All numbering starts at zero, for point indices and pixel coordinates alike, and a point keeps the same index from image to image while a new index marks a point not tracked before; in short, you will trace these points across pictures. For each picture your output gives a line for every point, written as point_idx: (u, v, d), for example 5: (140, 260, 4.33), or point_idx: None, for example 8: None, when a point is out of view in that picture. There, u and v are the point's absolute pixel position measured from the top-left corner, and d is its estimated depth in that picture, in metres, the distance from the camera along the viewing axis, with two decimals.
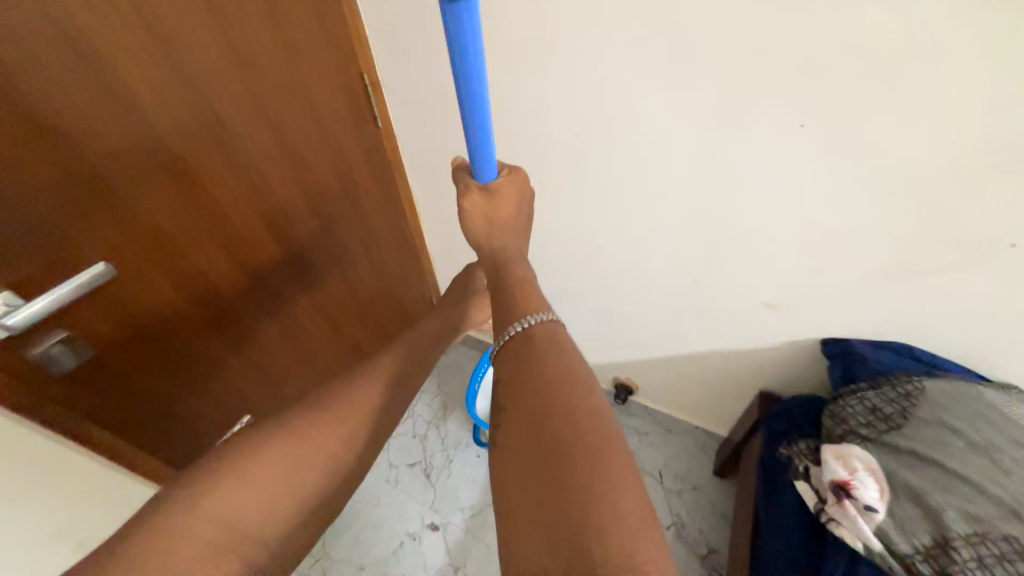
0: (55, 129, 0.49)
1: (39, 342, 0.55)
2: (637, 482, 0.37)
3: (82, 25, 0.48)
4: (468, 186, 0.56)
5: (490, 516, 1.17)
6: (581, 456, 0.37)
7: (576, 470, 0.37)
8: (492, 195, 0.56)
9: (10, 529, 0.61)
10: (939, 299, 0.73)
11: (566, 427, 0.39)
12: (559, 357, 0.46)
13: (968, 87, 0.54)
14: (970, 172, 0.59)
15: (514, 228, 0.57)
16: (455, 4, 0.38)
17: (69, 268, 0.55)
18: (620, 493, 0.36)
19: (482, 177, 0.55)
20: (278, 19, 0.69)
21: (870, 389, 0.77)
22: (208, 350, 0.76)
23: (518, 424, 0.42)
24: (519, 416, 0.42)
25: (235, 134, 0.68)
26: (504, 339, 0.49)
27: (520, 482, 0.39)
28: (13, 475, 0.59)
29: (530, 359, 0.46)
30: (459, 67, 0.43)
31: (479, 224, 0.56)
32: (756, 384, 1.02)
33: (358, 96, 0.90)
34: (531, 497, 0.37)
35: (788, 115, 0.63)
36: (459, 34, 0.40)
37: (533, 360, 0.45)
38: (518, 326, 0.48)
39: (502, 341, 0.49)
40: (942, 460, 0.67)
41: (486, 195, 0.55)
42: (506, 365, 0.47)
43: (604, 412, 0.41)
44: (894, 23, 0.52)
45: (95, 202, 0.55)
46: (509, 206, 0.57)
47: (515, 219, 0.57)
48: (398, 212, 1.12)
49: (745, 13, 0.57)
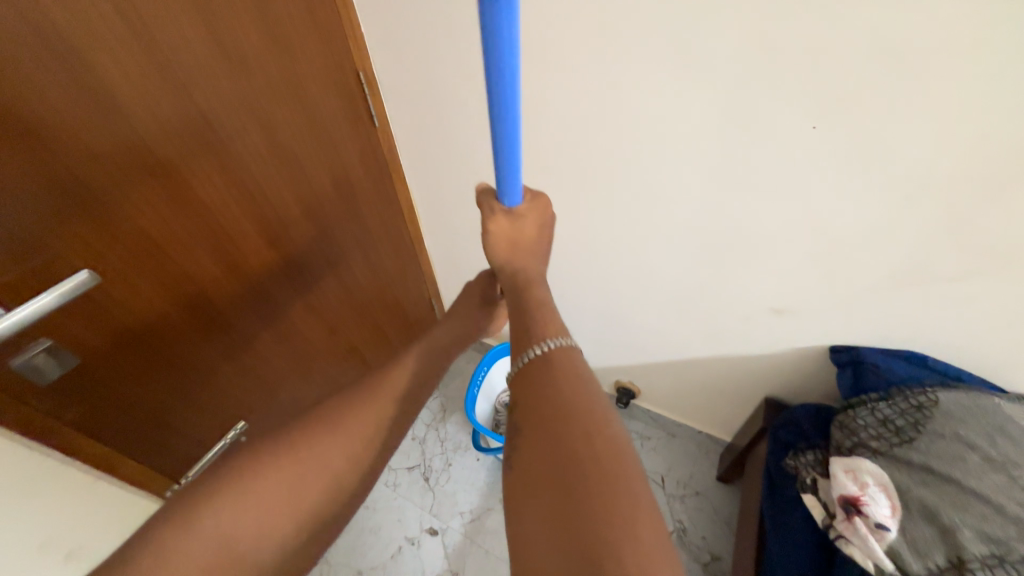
0: (35, 134, 0.47)
1: (21, 352, 0.53)
2: (643, 506, 0.35)
3: (60, 25, 0.46)
4: (493, 210, 0.53)
5: (490, 521, 1.15)
6: (602, 492, 0.35)
7: (595, 507, 0.34)
8: (516, 218, 0.54)
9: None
10: (955, 308, 0.70)
11: (586, 459, 0.37)
12: (578, 385, 0.43)
13: (993, 87, 0.51)
14: (992, 177, 0.57)
15: (537, 251, 0.56)
16: (499, 36, 0.35)
17: (52, 277, 0.53)
18: (637, 535, 0.33)
19: (507, 203, 0.53)
20: (268, 16, 0.66)
21: (880, 400, 0.74)
22: (201, 357, 0.74)
23: (534, 454, 0.39)
24: (535, 444, 0.40)
25: (225, 136, 0.66)
26: (522, 362, 0.46)
27: (534, 517, 0.36)
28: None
29: (548, 385, 0.43)
30: (496, 98, 0.40)
31: (502, 249, 0.55)
32: (761, 390, 1.00)
33: (355, 95, 0.87)
34: (545, 535, 0.35)
35: (801, 115, 0.60)
36: (500, 64, 0.37)
37: (547, 386, 0.43)
38: (538, 349, 0.46)
39: (520, 364, 0.47)
40: (957, 477, 0.64)
41: (510, 221, 0.54)
42: (518, 393, 0.45)
43: (626, 449, 0.39)
44: (916, 18, 0.49)
45: (76, 208, 0.53)
46: (532, 229, 0.55)
47: (538, 242, 0.56)
48: (396, 213, 1.10)
49: (756, 7, 0.55)
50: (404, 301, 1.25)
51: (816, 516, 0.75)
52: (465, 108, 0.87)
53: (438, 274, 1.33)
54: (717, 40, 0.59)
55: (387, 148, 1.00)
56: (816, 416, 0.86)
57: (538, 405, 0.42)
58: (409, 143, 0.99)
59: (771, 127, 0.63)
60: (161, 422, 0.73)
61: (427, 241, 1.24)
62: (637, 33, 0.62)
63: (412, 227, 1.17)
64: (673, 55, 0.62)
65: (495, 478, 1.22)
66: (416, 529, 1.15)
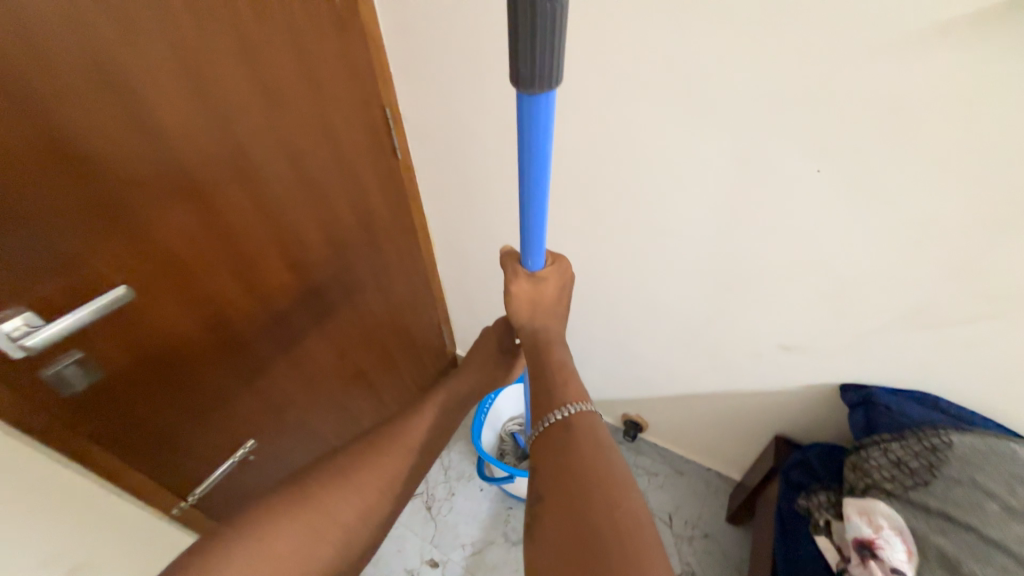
0: (86, 157, 0.52)
1: (52, 363, 0.55)
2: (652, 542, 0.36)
3: (121, 62, 0.52)
4: (517, 272, 0.60)
5: (492, 555, 1.12)
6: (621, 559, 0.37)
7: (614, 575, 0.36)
8: (538, 281, 0.60)
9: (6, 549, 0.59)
10: (964, 350, 0.70)
11: (605, 526, 0.39)
12: (596, 453, 0.46)
13: (988, 138, 0.53)
14: (992, 223, 0.58)
15: (556, 312, 0.61)
16: (533, 131, 0.41)
17: (91, 290, 0.57)
18: None
19: (531, 266, 0.59)
20: (307, 58, 0.72)
21: (893, 441, 0.73)
22: (219, 375, 0.76)
23: (556, 521, 0.42)
24: (557, 510, 0.42)
25: (259, 164, 0.71)
26: (543, 426, 0.50)
27: None
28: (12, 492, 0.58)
29: (568, 450, 0.46)
30: (527, 176, 0.46)
31: (524, 309, 0.60)
32: (771, 428, 0.99)
33: (380, 130, 0.93)
34: None
35: (805, 159, 0.63)
36: (532, 151, 0.43)
37: (568, 452, 0.46)
38: (558, 414, 0.49)
39: (541, 429, 0.50)
40: (975, 524, 0.63)
41: (532, 282, 0.60)
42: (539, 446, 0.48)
43: (644, 515, 0.41)
44: (910, 74, 0.53)
45: (116, 226, 0.57)
46: (552, 290, 0.61)
47: (558, 303, 0.62)
48: (413, 241, 1.14)
49: (761, 60, 0.59)
50: (415, 327, 1.27)
51: (830, 561, 0.72)
52: (483, 144, 0.91)
53: (449, 301, 1.35)
54: (724, 89, 0.63)
55: (408, 178, 1.04)
56: (828, 457, 0.85)
57: (557, 467, 0.45)
58: (429, 175, 1.04)
59: (777, 168, 0.66)
60: (175, 440, 0.74)
61: (440, 268, 1.27)
62: (650, 80, 0.67)
63: (427, 254, 1.21)
64: (684, 100, 0.66)
65: (498, 510, 1.19)
66: (416, 561, 1.12)
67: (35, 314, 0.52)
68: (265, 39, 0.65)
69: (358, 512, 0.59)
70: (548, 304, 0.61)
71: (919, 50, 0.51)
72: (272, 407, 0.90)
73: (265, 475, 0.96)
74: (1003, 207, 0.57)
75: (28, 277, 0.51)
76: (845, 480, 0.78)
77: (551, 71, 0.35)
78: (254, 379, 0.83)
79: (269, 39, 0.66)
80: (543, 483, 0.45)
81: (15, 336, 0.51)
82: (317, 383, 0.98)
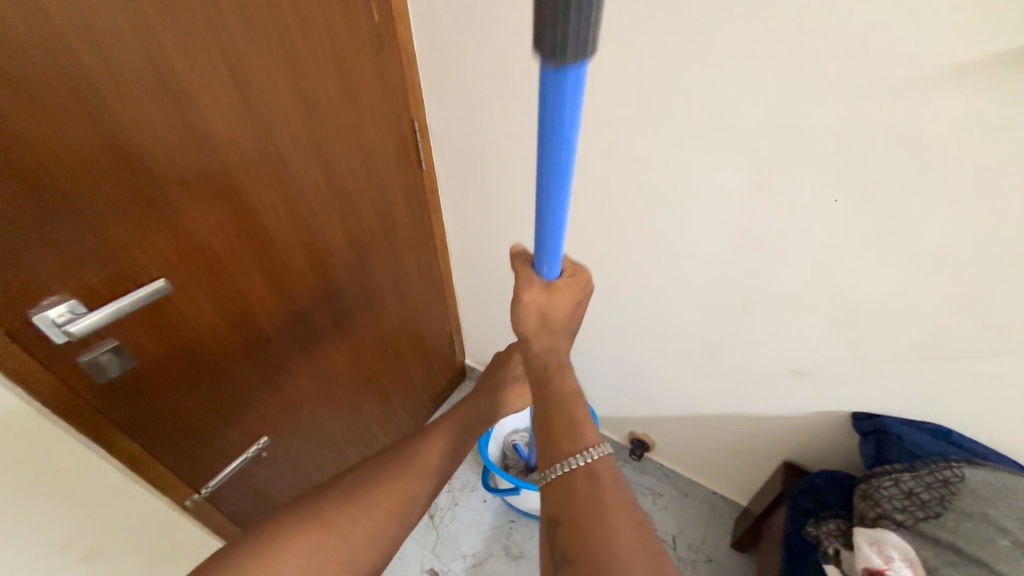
0: (139, 156, 0.56)
1: (90, 349, 0.58)
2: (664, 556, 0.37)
3: (178, 71, 0.56)
4: (531, 281, 0.57)
5: (492, 568, 1.11)
6: None
7: None
8: (552, 293, 0.57)
9: (28, 531, 0.61)
10: (978, 384, 0.70)
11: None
12: (620, 506, 0.47)
13: (1001, 177, 0.55)
14: (1007, 260, 0.60)
15: (567, 326, 0.59)
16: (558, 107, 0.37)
17: (132, 283, 0.59)
18: None
19: (546, 273, 0.57)
20: (345, 72, 0.76)
21: (904, 471, 0.73)
22: (241, 370, 0.78)
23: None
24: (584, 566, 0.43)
25: (294, 170, 0.74)
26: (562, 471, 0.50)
27: None
28: (41, 477, 0.60)
29: (594, 502, 0.47)
30: (547, 166, 0.43)
31: (533, 322, 0.57)
32: (780, 454, 0.98)
33: (408, 141, 0.96)
34: None
35: (822, 188, 0.65)
36: (557, 142, 0.40)
37: (595, 504, 0.47)
38: (579, 460, 0.49)
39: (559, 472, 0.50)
40: (987, 560, 0.63)
41: (546, 292, 0.57)
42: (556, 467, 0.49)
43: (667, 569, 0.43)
44: (926, 112, 0.55)
45: (160, 221, 0.60)
46: (566, 307, 0.58)
47: (569, 318, 0.59)
48: (431, 250, 1.16)
49: (780, 93, 0.61)
50: (428, 335, 1.29)
51: None
52: (506, 159, 0.94)
53: (462, 310, 1.37)
54: (746, 118, 0.65)
55: (430, 189, 1.07)
56: (838, 484, 0.84)
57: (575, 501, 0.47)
58: (451, 187, 1.07)
59: (796, 196, 0.68)
60: (194, 433, 0.75)
61: (455, 277, 1.29)
62: (673, 106, 0.69)
63: (443, 264, 1.23)
64: (706, 127, 0.69)
65: (500, 523, 1.19)
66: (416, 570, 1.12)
67: (79, 303, 0.55)
68: (308, 52, 0.69)
69: (372, 513, 0.60)
70: (557, 320, 0.58)
71: (935, 91, 0.54)
72: (286, 406, 0.91)
73: (276, 474, 0.97)
74: (1017, 244, 0.58)
75: (76, 266, 0.54)
76: (856, 509, 0.78)
77: (586, 32, 0.31)
78: (273, 376, 0.85)
79: (312, 53, 0.70)
80: (555, 520, 0.48)
81: (60, 321, 0.54)
82: (331, 385, 1.00)
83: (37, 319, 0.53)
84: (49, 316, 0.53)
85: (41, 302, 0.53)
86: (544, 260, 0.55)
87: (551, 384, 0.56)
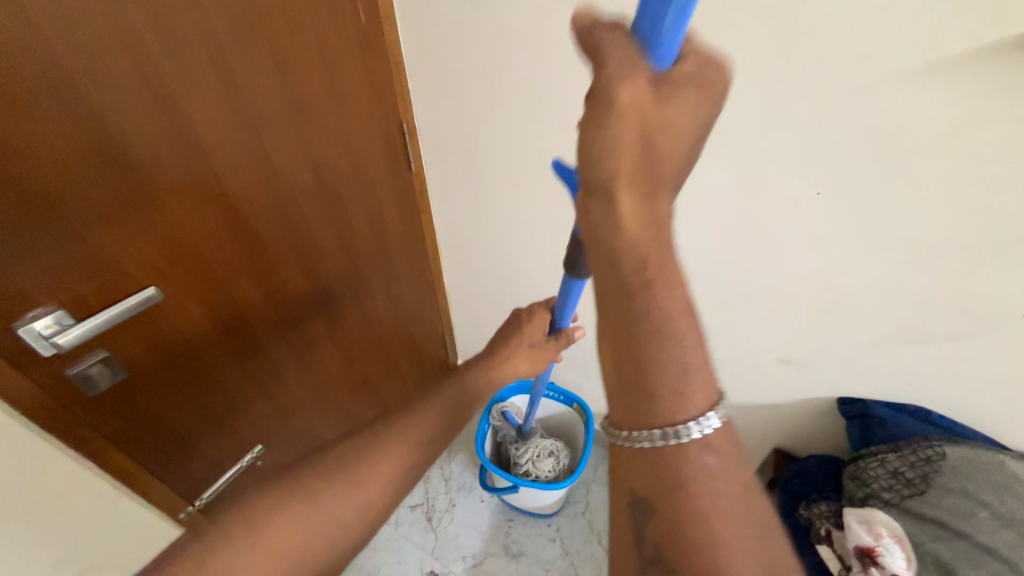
0: (127, 162, 0.55)
1: (79, 362, 0.56)
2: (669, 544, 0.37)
3: (165, 75, 0.55)
4: (637, 68, 0.36)
5: (493, 567, 1.12)
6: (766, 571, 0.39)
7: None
8: (666, 97, 0.36)
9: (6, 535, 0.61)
10: (955, 366, 0.74)
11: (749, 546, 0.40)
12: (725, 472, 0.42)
13: (972, 168, 0.58)
14: (978, 246, 0.63)
15: (679, 158, 0.38)
16: None
17: (120, 292, 0.58)
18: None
19: (656, 56, 0.36)
20: (332, 73, 0.75)
21: (890, 452, 0.77)
22: (233, 378, 0.77)
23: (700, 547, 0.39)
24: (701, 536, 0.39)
25: (283, 173, 0.73)
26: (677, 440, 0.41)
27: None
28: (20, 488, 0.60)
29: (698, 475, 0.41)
30: None
31: (635, 138, 0.36)
32: (769, 440, 1.01)
33: (397, 142, 0.95)
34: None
35: (804, 182, 0.68)
36: None
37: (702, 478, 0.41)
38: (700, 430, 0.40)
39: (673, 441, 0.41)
40: (968, 532, 0.67)
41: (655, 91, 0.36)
42: None
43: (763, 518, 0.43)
44: (901, 107, 0.57)
45: (149, 228, 0.59)
46: (681, 127, 0.37)
47: (682, 144, 0.38)
48: (422, 251, 1.16)
49: (763, 90, 0.63)
50: (420, 337, 1.28)
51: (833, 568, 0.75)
52: (495, 158, 0.95)
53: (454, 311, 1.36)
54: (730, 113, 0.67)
55: (420, 189, 1.07)
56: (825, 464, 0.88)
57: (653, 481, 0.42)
58: (441, 187, 1.07)
59: (782, 189, 0.70)
60: (187, 442, 0.74)
61: (446, 278, 1.29)
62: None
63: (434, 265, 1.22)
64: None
65: (499, 522, 1.19)
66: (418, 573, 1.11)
67: (68, 314, 0.54)
68: (295, 54, 0.69)
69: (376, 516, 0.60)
70: (668, 152, 0.38)
71: (909, 86, 0.56)
72: (280, 413, 0.90)
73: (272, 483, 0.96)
74: (987, 231, 0.61)
75: (63, 277, 0.53)
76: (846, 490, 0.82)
77: None
78: (265, 382, 0.84)
79: (299, 54, 0.69)
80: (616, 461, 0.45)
81: (48, 334, 0.52)
82: (324, 389, 0.99)
83: (23, 332, 0.51)
84: (36, 328, 0.52)
85: (28, 314, 0.51)
86: (653, 22, 0.35)
87: (638, 298, 0.40)
